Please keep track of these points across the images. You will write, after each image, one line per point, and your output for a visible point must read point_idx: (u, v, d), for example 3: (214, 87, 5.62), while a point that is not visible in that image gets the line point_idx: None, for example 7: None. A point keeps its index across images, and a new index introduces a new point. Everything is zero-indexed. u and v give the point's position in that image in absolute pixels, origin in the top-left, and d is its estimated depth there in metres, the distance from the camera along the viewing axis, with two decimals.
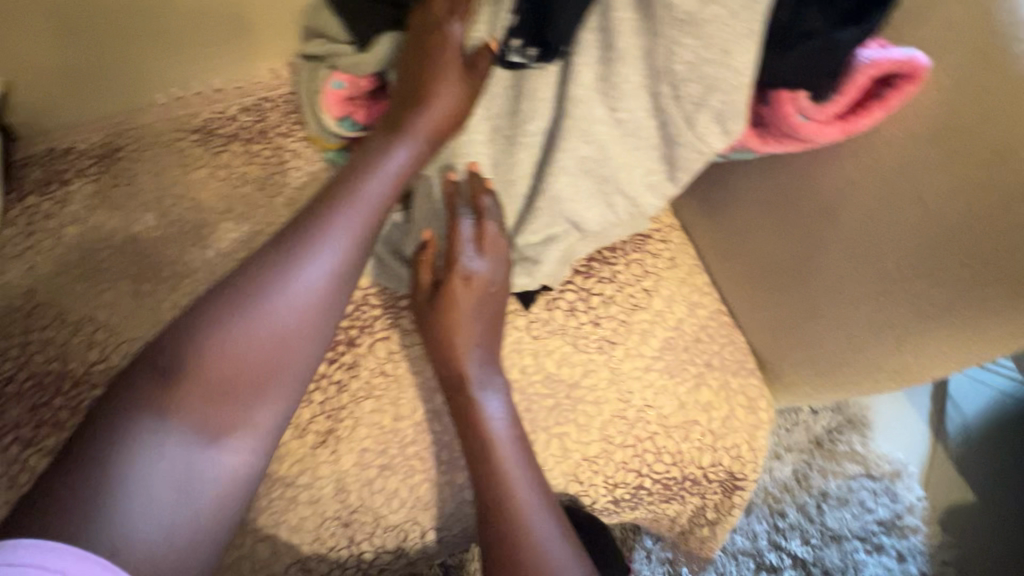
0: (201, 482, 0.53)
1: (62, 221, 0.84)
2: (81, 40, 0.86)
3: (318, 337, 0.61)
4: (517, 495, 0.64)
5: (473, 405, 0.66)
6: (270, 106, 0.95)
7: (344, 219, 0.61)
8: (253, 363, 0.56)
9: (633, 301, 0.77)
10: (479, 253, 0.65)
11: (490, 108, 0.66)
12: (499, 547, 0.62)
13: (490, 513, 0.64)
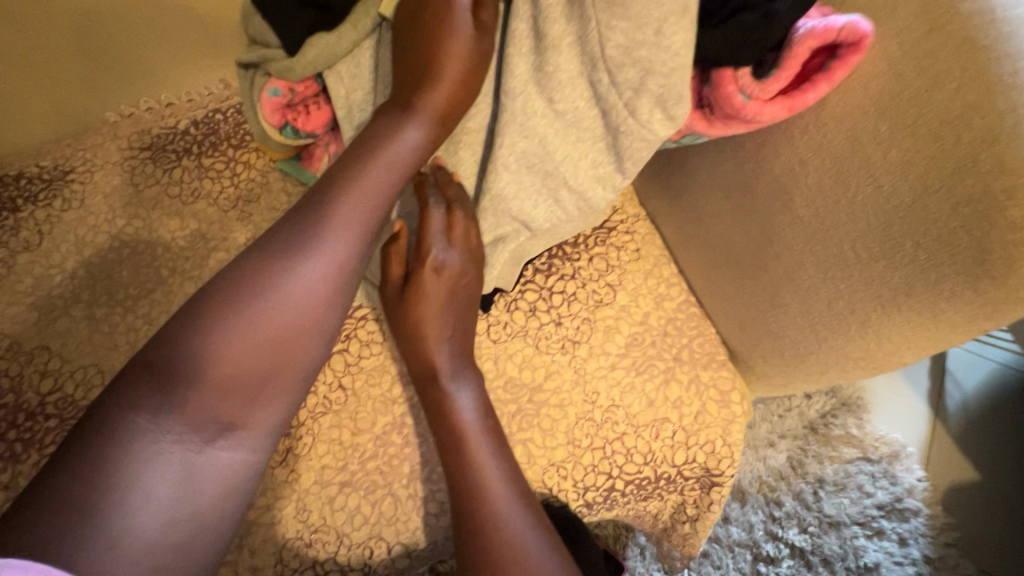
0: (201, 480, 0.49)
1: (14, 249, 0.83)
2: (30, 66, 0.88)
3: (329, 328, 0.56)
4: (489, 488, 0.61)
5: (445, 397, 0.63)
6: (222, 117, 0.90)
7: (351, 207, 0.55)
8: (257, 355, 0.52)
9: (597, 297, 0.74)
10: (449, 244, 0.61)
11: None
12: (471, 545, 0.60)
13: (462, 508, 0.62)
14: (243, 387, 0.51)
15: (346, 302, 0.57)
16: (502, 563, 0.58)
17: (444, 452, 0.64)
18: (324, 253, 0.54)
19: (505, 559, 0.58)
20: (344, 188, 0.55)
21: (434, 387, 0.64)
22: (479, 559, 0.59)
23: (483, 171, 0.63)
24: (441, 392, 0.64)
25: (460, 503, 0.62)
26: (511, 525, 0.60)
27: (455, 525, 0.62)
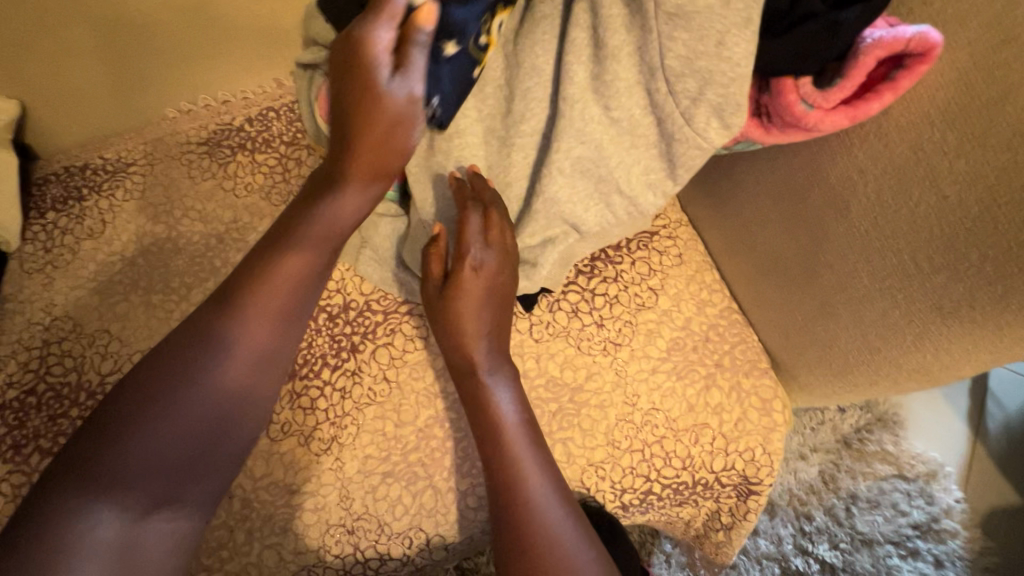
0: (139, 552, 0.53)
1: (78, 236, 0.87)
2: (90, 61, 0.89)
3: (260, 402, 0.61)
4: (527, 482, 0.62)
5: (484, 390, 0.65)
6: (275, 115, 0.94)
7: (277, 295, 0.60)
8: (192, 436, 0.56)
9: (638, 301, 0.75)
10: (487, 245, 0.63)
11: (482, 109, 0.64)
12: (508, 538, 0.61)
13: (499, 501, 0.63)
14: (180, 464, 0.56)
15: (276, 378, 0.62)
16: (539, 558, 0.59)
17: (482, 444, 0.65)
18: (249, 338, 0.59)
19: (542, 552, 0.59)
20: (262, 282, 0.60)
21: (472, 380, 0.66)
22: (516, 552, 0.60)
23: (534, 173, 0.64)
24: (480, 386, 0.65)
25: (495, 495, 0.63)
26: (548, 519, 0.61)
27: (492, 517, 0.63)
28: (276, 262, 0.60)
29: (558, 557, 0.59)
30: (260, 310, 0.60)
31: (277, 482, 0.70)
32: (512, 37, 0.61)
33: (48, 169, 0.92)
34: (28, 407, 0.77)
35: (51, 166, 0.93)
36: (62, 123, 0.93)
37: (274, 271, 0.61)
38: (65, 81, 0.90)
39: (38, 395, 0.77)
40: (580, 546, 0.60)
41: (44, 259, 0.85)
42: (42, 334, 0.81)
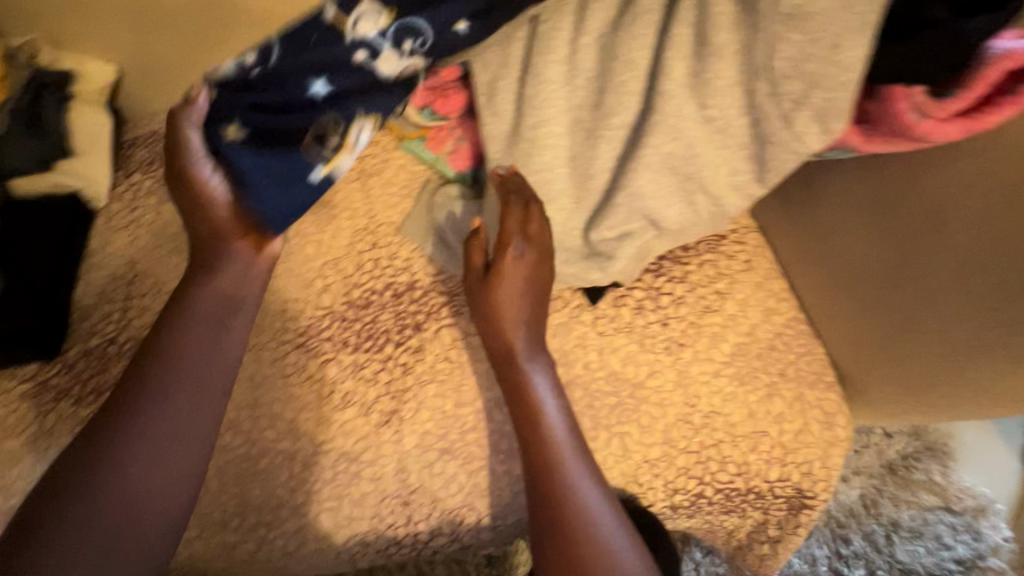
0: None
1: (161, 198, 0.90)
2: (168, 29, 0.86)
3: (180, 467, 0.60)
4: (564, 471, 0.63)
5: (523, 376, 0.65)
6: None
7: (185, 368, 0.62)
8: (115, 513, 0.56)
9: (704, 303, 0.74)
10: (527, 238, 0.64)
11: (571, 100, 0.65)
12: (544, 522, 0.62)
13: (534, 487, 0.64)
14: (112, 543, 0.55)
15: (198, 442, 0.61)
16: (574, 543, 0.61)
17: (519, 430, 0.65)
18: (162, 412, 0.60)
19: (575, 539, 0.61)
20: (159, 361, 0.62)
21: (511, 365, 0.66)
22: (552, 536, 0.62)
23: (617, 166, 0.65)
24: (517, 372, 0.66)
25: (530, 481, 0.64)
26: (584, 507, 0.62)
27: (528, 502, 0.64)
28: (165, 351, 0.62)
29: (592, 544, 0.60)
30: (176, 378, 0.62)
31: (337, 449, 0.72)
32: (609, 30, 0.62)
33: (134, 132, 0.96)
34: (108, 357, 0.79)
35: (135, 129, 0.95)
36: (146, 91, 0.93)
37: (166, 354, 0.62)
38: (146, 50, 0.88)
39: (119, 345, 0.80)
40: (616, 534, 0.61)
41: (130, 218, 0.89)
42: (124, 289, 0.84)
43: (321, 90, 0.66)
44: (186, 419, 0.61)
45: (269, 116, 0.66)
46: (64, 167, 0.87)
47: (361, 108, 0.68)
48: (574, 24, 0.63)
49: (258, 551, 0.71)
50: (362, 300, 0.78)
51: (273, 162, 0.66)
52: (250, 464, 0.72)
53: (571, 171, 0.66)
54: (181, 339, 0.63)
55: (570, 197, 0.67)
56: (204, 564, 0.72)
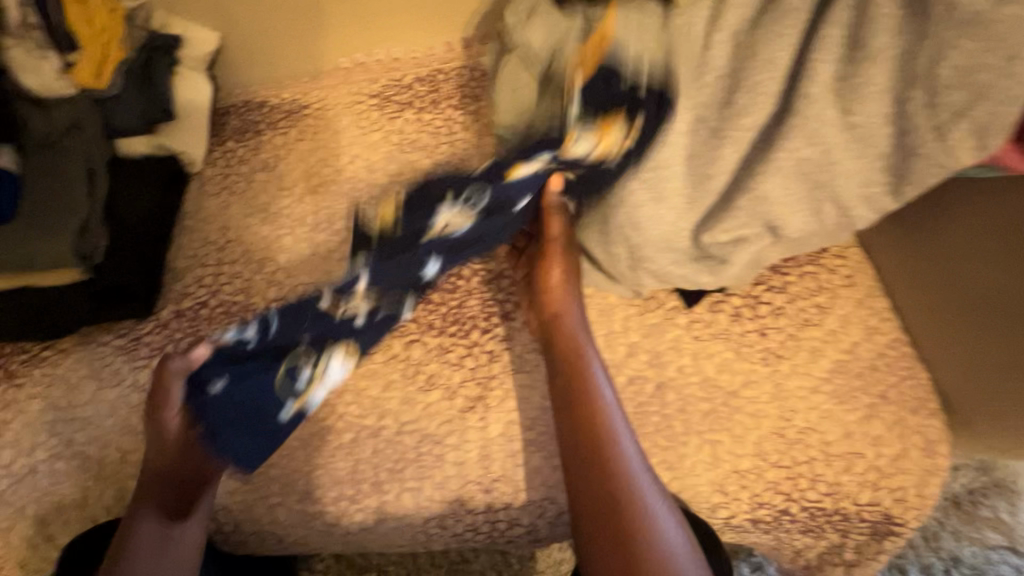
0: None
1: (254, 167, 0.92)
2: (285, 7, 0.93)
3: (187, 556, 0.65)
4: (613, 436, 0.63)
5: (576, 346, 0.68)
6: (443, 78, 0.96)
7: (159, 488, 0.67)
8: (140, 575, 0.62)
9: (804, 317, 0.72)
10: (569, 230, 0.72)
11: (695, 97, 0.63)
12: (586, 494, 0.60)
13: (578, 457, 0.62)
14: None
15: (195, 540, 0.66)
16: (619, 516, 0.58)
17: (573, 401, 0.65)
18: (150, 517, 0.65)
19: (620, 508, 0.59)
20: (145, 503, 0.65)
21: (568, 333, 0.69)
22: (595, 508, 0.59)
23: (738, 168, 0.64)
24: (568, 340, 0.69)
25: (573, 451, 0.63)
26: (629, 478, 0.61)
27: (569, 473, 0.62)
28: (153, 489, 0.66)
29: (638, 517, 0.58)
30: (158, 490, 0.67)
31: (422, 430, 0.73)
32: (749, 27, 0.61)
33: (230, 102, 0.98)
34: (201, 318, 0.81)
35: (232, 99, 0.98)
36: (245, 58, 0.97)
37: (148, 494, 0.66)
38: (258, 22, 0.94)
39: (210, 308, 0.81)
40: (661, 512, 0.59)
41: (222, 184, 0.91)
42: (216, 254, 0.86)
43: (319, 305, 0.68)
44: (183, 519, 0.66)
45: (257, 373, 0.66)
46: (165, 131, 0.87)
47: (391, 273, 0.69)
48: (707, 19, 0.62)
49: (336, 523, 0.71)
50: (449, 285, 0.79)
51: (253, 373, 0.66)
52: (335, 437, 0.73)
53: (687, 170, 0.65)
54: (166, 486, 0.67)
55: (683, 196, 0.65)
56: (282, 532, 0.72)
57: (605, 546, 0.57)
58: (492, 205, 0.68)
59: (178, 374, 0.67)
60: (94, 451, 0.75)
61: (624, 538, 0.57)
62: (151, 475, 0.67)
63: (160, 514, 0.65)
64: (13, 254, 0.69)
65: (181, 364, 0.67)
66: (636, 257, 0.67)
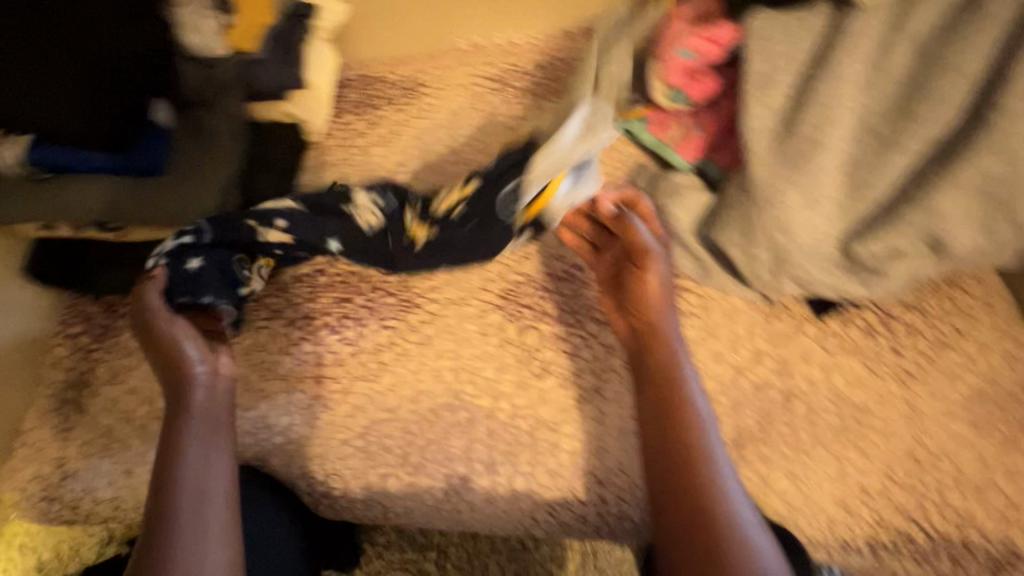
0: None
1: (371, 141, 0.93)
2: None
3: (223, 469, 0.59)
4: (707, 443, 0.59)
5: (669, 347, 0.66)
6: (562, 65, 0.94)
7: (196, 412, 0.63)
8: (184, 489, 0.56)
9: (940, 338, 0.70)
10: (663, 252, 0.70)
11: (867, 103, 0.63)
12: (669, 496, 0.57)
13: (664, 458, 0.59)
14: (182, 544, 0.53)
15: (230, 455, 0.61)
16: (709, 523, 0.54)
17: (660, 400, 0.62)
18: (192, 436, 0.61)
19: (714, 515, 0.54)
20: (178, 449, 0.59)
21: (661, 334, 0.67)
22: (681, 511, 0.56)
23: (907, 180, 0.63)
24: (659, 342, 0.67)
25: (659, 453, 0.60)
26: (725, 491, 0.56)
27: (650, 472, 0.60)
28: (179, 435, 0.60)
29: (729, 527, 0.54)
30: (195, 408, 0.63)
31: (538, 416, 0.73)
32: (937, 33, 0.60)
33: (346, 74, 0.99)
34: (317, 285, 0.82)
35: (348, 72, 0.99)
36: (369, 39, 0.99)
37: (178, 441, 0.60)
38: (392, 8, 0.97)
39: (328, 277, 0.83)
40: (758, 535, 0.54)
41: (340, 156, 0.92)
42: None
43: (283, 220, 0.74)
44: (216, 438, 0.61)
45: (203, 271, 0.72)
46: (295, 97, 0.87)
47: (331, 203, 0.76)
48: (890, 24, 0.61)
49: (445, 500, 0.72)
50: (566, 273, 0.78)
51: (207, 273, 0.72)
52: (450, 414, 0.73)
53: (848, 175, 0.64)
54: (193, 431, 0.61)
55: (838, 203, 0.64)
56: (389, 502, 0.73)
57: (693, 547, 0.53)
58: (391, 214, 0.78)
59: (155, 311, 0.69)
60: None
61: (709, 546, 0.53)
62: (167, 429, 0.61)
63: (197, 456, 0.59)
64: (164, 206, 0.73)
65: (162, 303, 0.69)
66: (778, 261, 0.66)
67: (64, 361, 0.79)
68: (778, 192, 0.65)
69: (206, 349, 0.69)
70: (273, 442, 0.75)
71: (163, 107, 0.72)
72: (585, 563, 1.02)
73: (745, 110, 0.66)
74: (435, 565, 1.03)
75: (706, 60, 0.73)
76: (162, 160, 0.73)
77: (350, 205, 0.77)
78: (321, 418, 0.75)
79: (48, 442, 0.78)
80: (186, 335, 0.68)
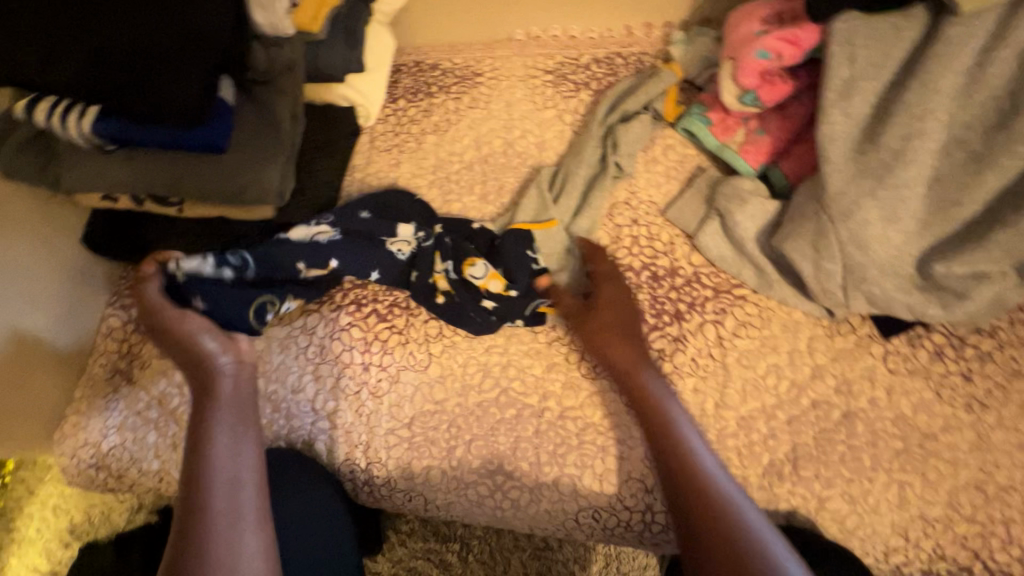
0: None
1: (424, 129, 0.91)
2: None
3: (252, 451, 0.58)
4: (704, 475, 0.58)
5: (645, 391, 0.66)
6: (622, 62, 0.92)
7: (223, 398, 0.62)
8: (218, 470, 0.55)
9: (1014, 367, 0.66)
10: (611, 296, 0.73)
11: (958, 115, 0.60)
12: (684, 521, 0.56)
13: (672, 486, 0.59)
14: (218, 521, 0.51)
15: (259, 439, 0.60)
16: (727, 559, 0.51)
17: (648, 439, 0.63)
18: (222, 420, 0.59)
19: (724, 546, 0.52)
20: (208, 434, 0.58)
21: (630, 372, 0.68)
22: (690, 541, 0.55)
23: (996, 198, 0.60)
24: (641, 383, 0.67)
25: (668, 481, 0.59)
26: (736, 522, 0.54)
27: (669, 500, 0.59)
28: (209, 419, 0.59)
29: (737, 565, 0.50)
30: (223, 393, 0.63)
31: (586, 419, 0.71)
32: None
33: (402, 61, 0.98)
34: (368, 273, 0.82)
35: (404, 58, 0.98)
36: (424, 24, 0.98)
37: (209, 425, 0.59)
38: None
39: None
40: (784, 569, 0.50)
41: (393, 142, 0.91)
42: None
43: (336, 258, 0.76)
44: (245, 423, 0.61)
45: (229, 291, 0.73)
46: (354, 82, 0.87)
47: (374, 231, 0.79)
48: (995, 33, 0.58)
49: (488, 495, 0.71)
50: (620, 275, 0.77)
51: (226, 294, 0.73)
52: (497, 411, 0.73)
53: (932, 191, 0.62)
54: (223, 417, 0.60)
55: (919, 220, 0.62)
56: (431, 494, 0.73)
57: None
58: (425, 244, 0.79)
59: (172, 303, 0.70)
60: (261, 385, 0.77)
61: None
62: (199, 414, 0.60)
63: (227, 442, 0.57)
64: (226, 183, 0.73)
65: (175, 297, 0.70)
66: (855, 278, 0.63)
67: (116, 332, 0.80)
68: (857, 204, 0.62)
69: (226, 339, 0.69)
70: (316, 427, 0.75)
71: (230, 87, 0.72)
72: (609, 566, 0.99)
73: (823, 118, 0.64)
74: (457, 557, 1.01)
75: (783, 62, 0.69)
76: (227, 137, 0.71)
77: (391, 241, 0.79)
78: (366, 406, 0.75)
79: (97, 411, 0.78)
80: (203, 325, 0.68)
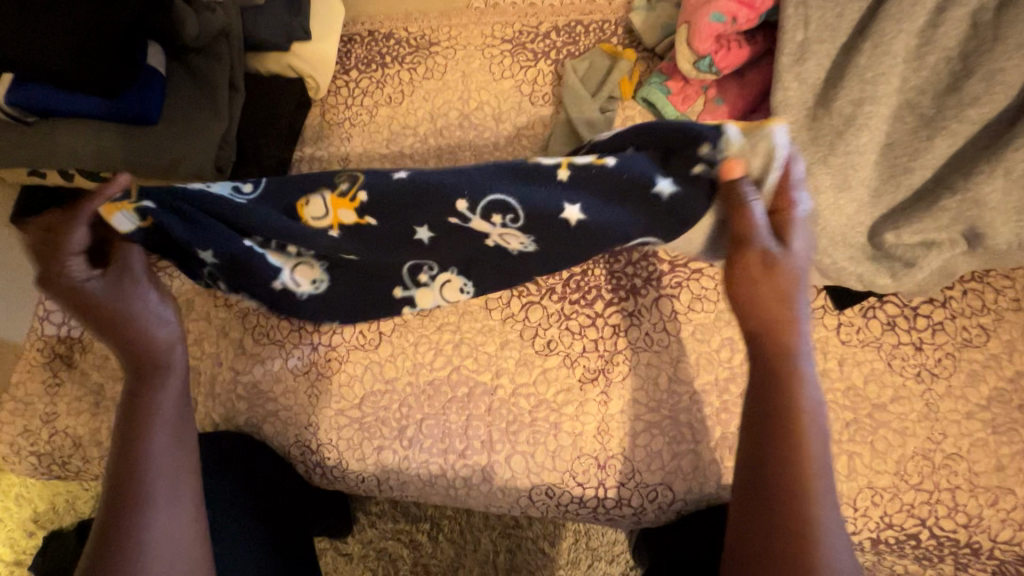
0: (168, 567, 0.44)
1: (377, 101, 0.88)
2: None
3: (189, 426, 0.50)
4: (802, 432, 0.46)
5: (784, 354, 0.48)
6: (583, 30, 0.88)
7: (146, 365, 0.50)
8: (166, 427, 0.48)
9: (964, 336, 0.66)
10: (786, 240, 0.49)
11: (910, 80, 0.60)
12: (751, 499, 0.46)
13: (746, 447, 0.48)
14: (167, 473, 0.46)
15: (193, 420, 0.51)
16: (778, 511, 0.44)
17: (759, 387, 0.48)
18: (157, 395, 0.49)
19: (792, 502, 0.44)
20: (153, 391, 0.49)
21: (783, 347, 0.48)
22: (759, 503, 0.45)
23: (944, 165, 0.60)
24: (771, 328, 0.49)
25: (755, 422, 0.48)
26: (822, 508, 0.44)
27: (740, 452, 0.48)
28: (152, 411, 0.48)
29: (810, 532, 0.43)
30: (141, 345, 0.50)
31: (539, 396, 0.70)
32: (993, 8, 0.57)
33: (354, 31, 0.93)
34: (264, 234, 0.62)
35: (357, 28, 0.94)
36: None
37: (143, 425, 0.47)
38: None
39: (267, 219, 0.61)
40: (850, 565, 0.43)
41: (345, 116, 0.87)
42: None
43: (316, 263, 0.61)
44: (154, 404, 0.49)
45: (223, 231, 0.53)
46: (300, 51, 0.83)
47: (221, 207, 0.52)
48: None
49: (441, 474, 0.70)
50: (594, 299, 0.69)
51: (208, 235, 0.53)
52: (448, 389, 0.71)
53: (884, 159, 0.61)
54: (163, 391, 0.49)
55: (869, 188, 0.60)
56: (384, 475, 0.72)
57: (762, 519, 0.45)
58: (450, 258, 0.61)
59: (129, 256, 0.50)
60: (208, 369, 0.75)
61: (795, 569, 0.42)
62: (134, 410, 0.48)
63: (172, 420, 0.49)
64: (155, 156, 0.69)
65: (105, 284, 0.48)
66: None
67: (54, 316, 0.78)
68: (809, 172, 0.60)
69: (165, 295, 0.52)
70: (266, 410, 0.73)
71: (158, 55, 0.70)
72: (579, 543, 0.98)
73: (777, 83, 0.62)
74: (426, 537, 1.01)
75: (736, 26, 0.68)
76: (154, 108, 0.68)
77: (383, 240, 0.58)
78: (316, 387, 0.73)
79: (36, 398, 0.76)
80: (157, 296, 0.51)
